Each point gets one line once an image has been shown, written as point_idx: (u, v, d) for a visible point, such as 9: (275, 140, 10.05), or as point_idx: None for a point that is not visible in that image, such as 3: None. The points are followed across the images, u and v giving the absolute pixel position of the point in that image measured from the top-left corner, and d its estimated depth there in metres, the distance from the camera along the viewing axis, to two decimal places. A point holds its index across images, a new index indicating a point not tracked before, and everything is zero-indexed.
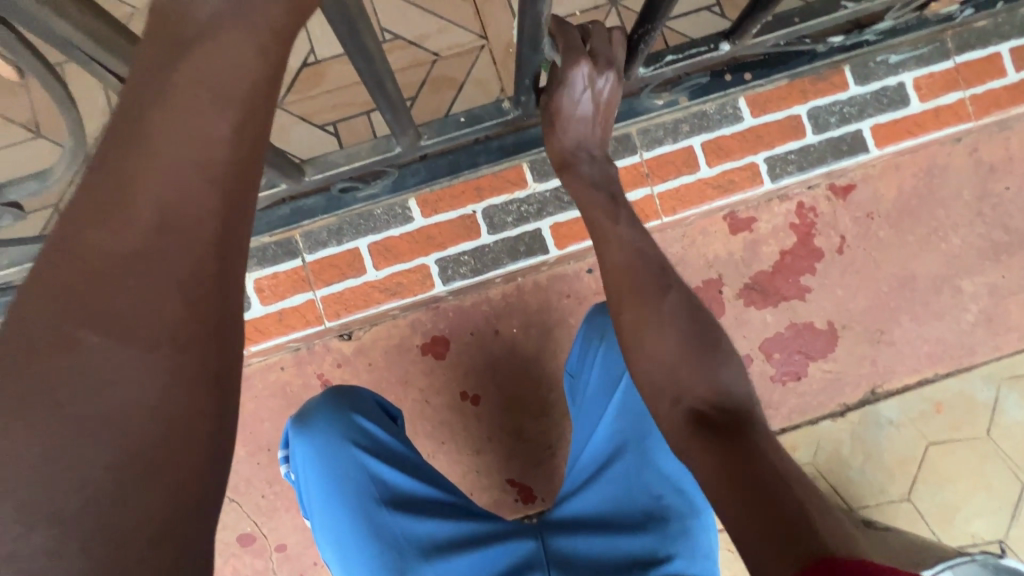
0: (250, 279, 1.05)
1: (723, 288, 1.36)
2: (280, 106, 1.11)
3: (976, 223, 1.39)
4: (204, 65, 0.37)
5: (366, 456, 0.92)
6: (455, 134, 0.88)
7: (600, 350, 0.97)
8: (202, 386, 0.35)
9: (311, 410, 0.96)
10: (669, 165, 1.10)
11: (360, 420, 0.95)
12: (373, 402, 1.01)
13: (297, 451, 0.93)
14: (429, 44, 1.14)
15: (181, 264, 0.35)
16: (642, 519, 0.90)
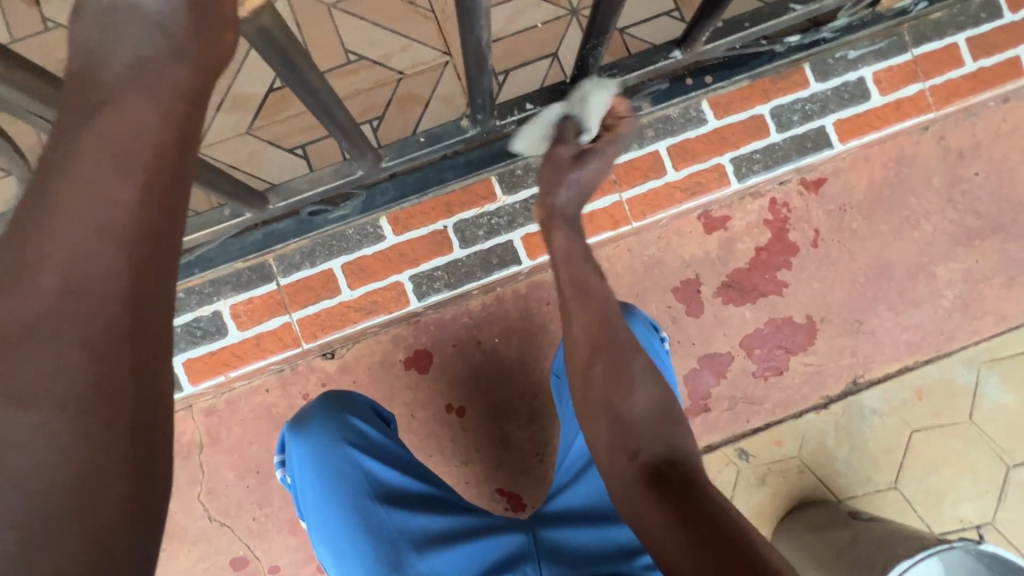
0: (226, 305, 1.05)
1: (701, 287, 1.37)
2: (248, 132, 1.12)
3: (947, 210, 1.40)
4: (111, 125, 0.38)
5: (360, 453, 0.91)
6: (416, 155, 0.88)
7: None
8: (118, 444, 0.35)
9: (305, 413, 0.95)
10: (636, 171, 1.11)
11: (355, 420, 0.94)
12: (367, 406, 0.99)
13: (291, 453, 0.91)
14: (394, 63, 1.15)
15: (91, 322, 0.36)
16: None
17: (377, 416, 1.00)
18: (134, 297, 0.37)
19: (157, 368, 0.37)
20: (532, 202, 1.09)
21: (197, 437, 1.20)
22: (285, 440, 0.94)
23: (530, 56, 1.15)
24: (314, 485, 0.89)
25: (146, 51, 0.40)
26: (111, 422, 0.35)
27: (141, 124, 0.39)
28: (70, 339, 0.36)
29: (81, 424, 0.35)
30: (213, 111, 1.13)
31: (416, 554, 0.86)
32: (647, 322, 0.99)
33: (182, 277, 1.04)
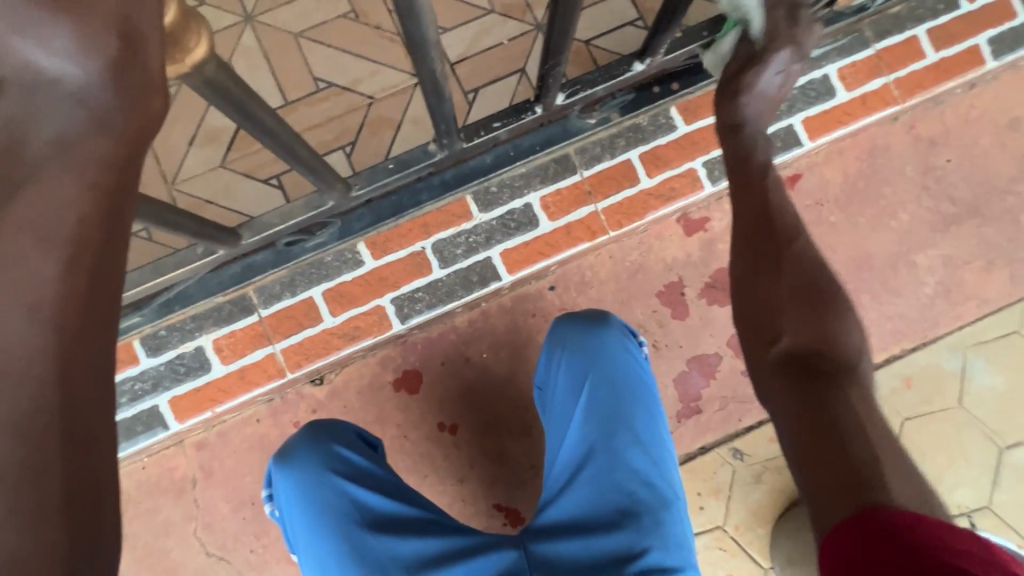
0: (209, 340, 1.05)
1: (685, 289, 1.22)
2: (222, 165, 1.12)
3: (923, 197, 1.42)
4: (33, 203, 0.37)
5: (345, 481, 0.90)
6: (386, 181, 0.89)
7: (563, 358, 0.97)
8: (53, 529, 0.33)
9: (290, 447, 0.93)
10: (609, 181, 1.12)
11: (339, 449, 0.93)
12: (353, 433, 0.97)
13: (278, 485, 0.91)
14: (363, 88, 1.16)
15: (15, 406, 0.34)
16: (616, 517, 0.87)
17: (365, 441, 0.98)
18: (63, 383, 0.35)
19: (96, 447, 0.35)
20: (509, 218, 1.09)
21: (190, 471, 1.15)
22: (273, 474, 0.93)
23: (499, 73, 1.16)
24: (301, 519, 0.88)
25: (66, 126, 0.38)
26: (39, 510, 0.33)
27: (63, 202, 0.37)
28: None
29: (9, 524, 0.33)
30: (185, 147, 1.13)
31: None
32: (623, 330, 0.98)
33: (162, 315, 1.04)
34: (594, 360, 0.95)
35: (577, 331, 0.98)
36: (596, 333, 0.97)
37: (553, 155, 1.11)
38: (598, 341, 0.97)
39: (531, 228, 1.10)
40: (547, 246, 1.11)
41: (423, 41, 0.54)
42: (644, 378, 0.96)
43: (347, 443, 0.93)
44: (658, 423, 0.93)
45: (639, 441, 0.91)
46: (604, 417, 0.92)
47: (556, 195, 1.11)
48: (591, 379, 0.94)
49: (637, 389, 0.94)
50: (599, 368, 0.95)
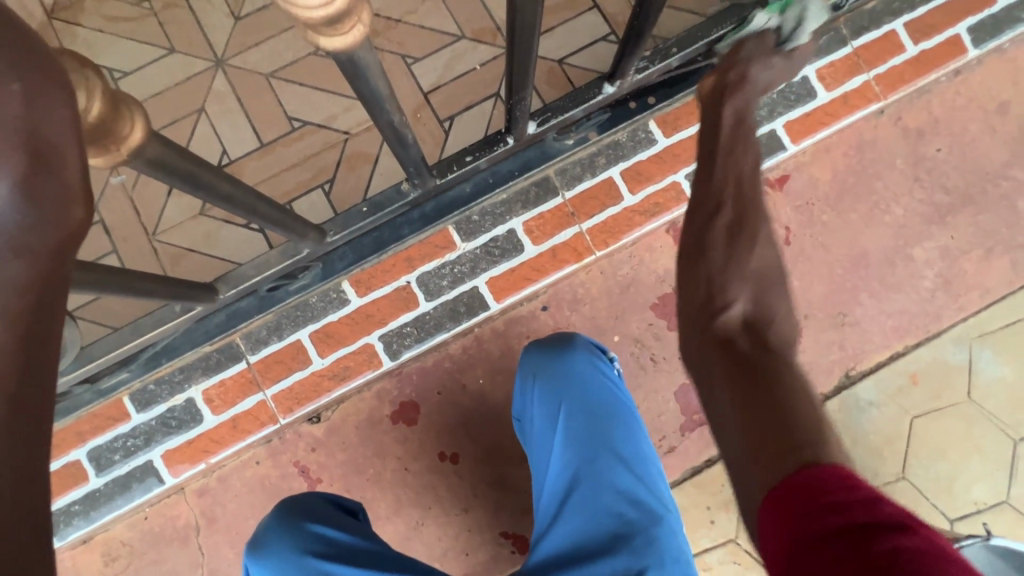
0: (198, 391, 1.04)
1: None
2: (202, 212, 1.11)
3: (915, 189, 1.39)
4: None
5: (324, 561, 0.87)
6: (361, 224, 0.88)
7: (534, 387, 0.95)
8: None
9: (262, 533, 0.91)
10: (592, 200, 1.10)
11: (314, 526, 0.90)
12: (323, 501, 0.95)
13: (255, 574, 0.88)
14: (338, 124, 1.15)
15: None
16: (609, 542, 0.84)
17: (338, 508, 0.96)
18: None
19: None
20: (493, 245, 1.08)
21: (193, 518, 1.13)
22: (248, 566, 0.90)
23: (473, 100, 1.15)
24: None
25: None
26: None
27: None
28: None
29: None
30: (164, 197, 1.12)
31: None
32: (589, 348, 0.98)
33: (150, 369, 1.03)
34: (565, 384, 0.94)
35: (544, 359, 0.98)
36: (563, 355, 0.96)
37: (533, 179, 1.09)
38: (566, 364, 0.95)
39: (516, 253, 1.09)
40: (533, 271, 1.09)
41: (378, 94, 0.52)
42: (617, 392, 0.95)
43: (323, 520, 0.91)
44: (636, 436, 0.92)
45: (620, 458, 0.89)
46: (582, 439, 0.91)
47: (539, 219, 1.09)
48: (564, 402, 0.93)
49: (609, 406, 0.93)
50: (571, 390, 0.94)
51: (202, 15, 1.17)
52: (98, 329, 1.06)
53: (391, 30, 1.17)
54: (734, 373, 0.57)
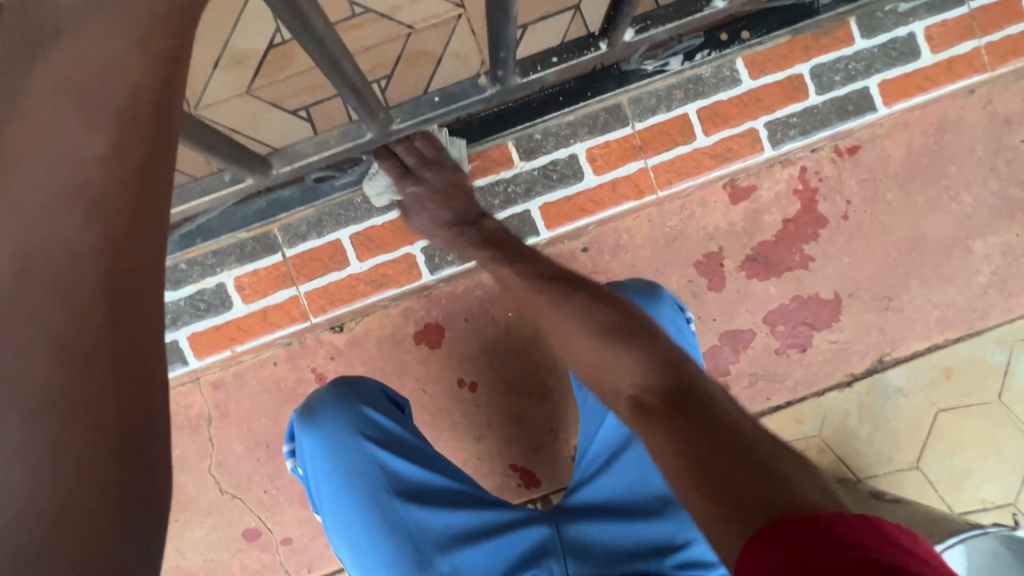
0: (230, 277, 1.00)
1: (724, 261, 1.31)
2: (248, 92, 1.04)
3: (989, 179, 1.32)
4: (63, 60, 0.38)
5: (377, 449, 0.86)
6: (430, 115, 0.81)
7: None
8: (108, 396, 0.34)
9: (314, 403, 0.89)
10: (663, 135, 1.03)
11: (368, 412, 0.88)
12: (379, 392, 0.93)
13: (302, 443, 0.86)
14: (402, 16, 1.06)
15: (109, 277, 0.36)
16: (657, 504, 0.84)
17: (390, 401, 0.94)
18: (109, 272, 0.36)
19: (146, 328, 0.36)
20: (552, 168, 1.02)
21: (205, 409, 1.12)
22: (295, 430, 0.89)
23: (550, 9, 1.05)
24: (326, 485, 0.85)
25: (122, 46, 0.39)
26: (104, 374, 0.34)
27: (106, 72, 0.39)
28: (27, 332, 0.34)
29: (47, 449, 0.33)
30: (210, 69, 1.05)
31: (440, 554, 0.82)
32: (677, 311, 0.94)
33: (183, 248, 0.99)
34: None
35: None
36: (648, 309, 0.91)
37: (603, 104, 1.02)
38: None
39: (575, 181, 1.03)
40: (590, 202, 1.03)
41: None
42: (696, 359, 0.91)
43: (378, 407, 0.89)
44: None
45: None
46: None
47: (604, 147, 1.03)
48: None
49: None
50: None
51: None
52: None
53: None
54: (670, 433, 0.53)
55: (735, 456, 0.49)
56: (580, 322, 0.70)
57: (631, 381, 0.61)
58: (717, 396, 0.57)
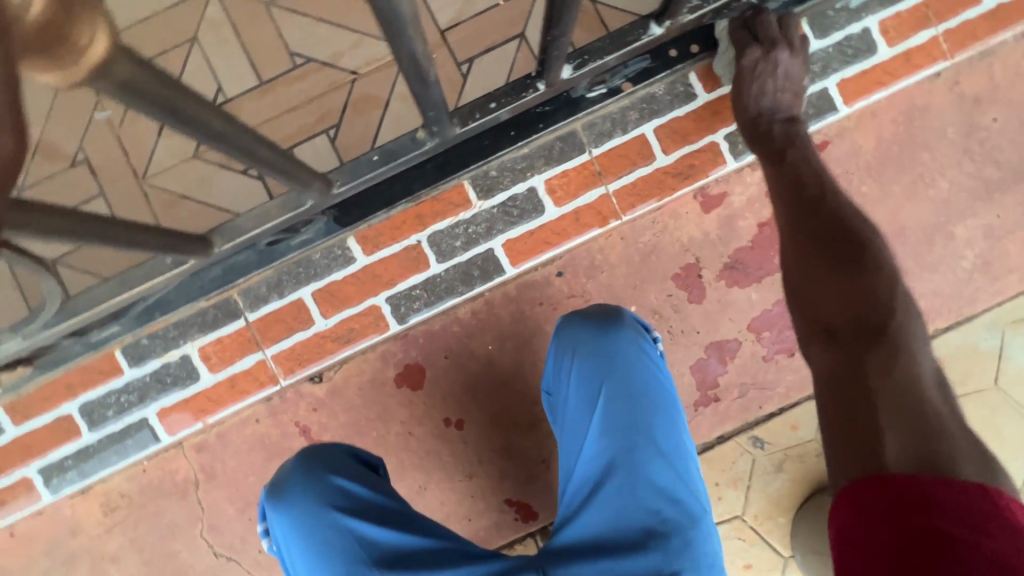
0: (194, 348, 0.98)
1: (704, 271, 1.09)
2: (195, 156, 1.02)
3: (964, 161, 1.19)
4: None
5: (350, 518, 0.83)
6: (371, 175, 0.79)
7: (575, 364, 0.89)
8: None
9: (281, 479, 0.87)
10: (622, 159, 1.01)
11: (336, 480, 0.86)
12: (346, 454, 0.91)
13: (274, 523, 0.84)
14: (345, 62, 1.03)
15: None
16: (642, 538, 0.80)
17: (361, 463, 0.92)
18: None
19: None
20: (512, 204, 1.00)
21: (191, 473, 1.01)
22: (266, 510, 0.87)
23: (494, 40, 1.03)
24: (304, 558, 0.83)
25: None
26: None
27: None
28: None
29: None
30: (154, 136, 1.03)
31: None
32: (640, 333, 0.90)
33: (142, 324, 0.96)
34: (607, 363, 0.87)
35: (588, 333, 0.89)
36: (610, 335, 0.89)
37: (558, 132, 1.00)
38: (611, 344, 0.88)
39: (537, 215, 1.00)
40: (554, 235, 1.01)
41: (405, 20, 0.44)
42: (664, 380, 0.88)
43: (345, 473, 0.87)
44: (679, 431, 0.86)
45: (662, 452, 0.84)
46: (623, 430, 0.84)
47: (563, 177, 1.00)
48: (606, 387, 0.86)
49: (656, 394, 0.86)
50: (614, 372, 0.87)
51: None
52: (88, 279, 1.00)
53: None
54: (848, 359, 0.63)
55: (898, 412, 0.57)
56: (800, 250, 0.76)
57: (839, 316, 0.67)
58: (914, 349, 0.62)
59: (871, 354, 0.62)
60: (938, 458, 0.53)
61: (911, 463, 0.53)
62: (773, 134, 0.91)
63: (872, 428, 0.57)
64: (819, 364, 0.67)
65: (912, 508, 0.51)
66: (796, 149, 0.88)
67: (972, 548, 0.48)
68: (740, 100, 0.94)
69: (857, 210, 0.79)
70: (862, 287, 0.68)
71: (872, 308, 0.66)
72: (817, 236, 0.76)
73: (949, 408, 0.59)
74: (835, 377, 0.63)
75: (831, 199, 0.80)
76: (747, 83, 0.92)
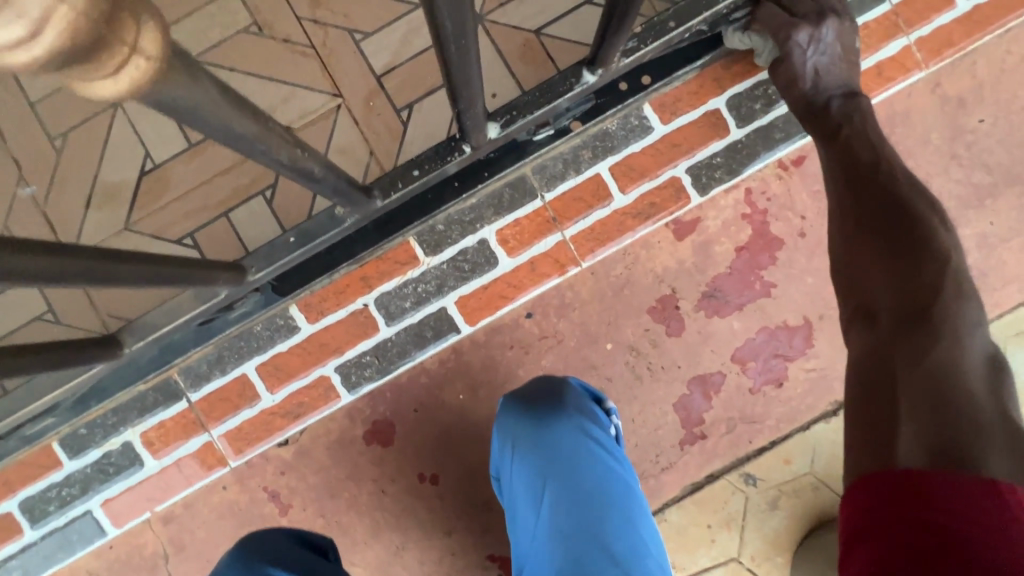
0: (136, 435, 0.93)
1: (680, 302, 0.99)
2: (126, 228, 0.96)
3: (951, 168, 1.07)
4: None
5: None
6: (287, 257, 0.80)
7: (515, 460, 0.84)
8: None
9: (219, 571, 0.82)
10: (577, 203, 0.94)
11: (274, 568, 0.80)
12: (291, 539, 0.85)
13: None
14: (278, 117, 0.97)
15: None
16: None
17: (309, 548, 0.86)
18: None
19: None
20: (462, 259, 0.93)
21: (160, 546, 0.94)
22: None
23: (434, 82, 0.97)
24: None
25: None
26: None
27: None
28: None
29: None
30: (83, 209, 0.97)
31: None
32: (580, 414, 0.84)
33: (78, 414, 0.91)
34: (547, 458, 0.83)
35: (526, 426, 0.85)
36: (548, 426, 0.84)
37: (507, 179, 0.93)
38: (551, 435, 0.84)
39: (489, 268, 0.94)
40: (509, 287, 0.95)
41: (252, 139, 0.39)
42: (612, 471, 0.82)
43: (285, 560, 0.81)
44: (634, 528, 0.79)
45: (613, 556, 0.77)
46: (568, 533, 0.79)
47: (515, 226, 0.94)
48: (548, 486, 0.81)
49: (603, 487, 0.81)
50: (556, 467, 0.83)
51: None
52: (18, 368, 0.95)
53: None
54: (876, 343, 0.60)
55: (917, 396, 0.53)
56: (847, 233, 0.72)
57: (886, 297, 0.63)
58: (963, 338, 0.56)
59: (911, 335, 0.57)
60: (961, 451, 0.48)
61: (922, 454, 0.49)
62: (830, 110, 0.81)
63: (893, 418, 0.53)
64: (854, 339, 0.64)
65: (911, 500, 0.47)
66: (860, 122, 0.80)
67: (971, 550, 0.43)
68: (790, 83, 0.85)
69: (911, 187, 0.71)
70: (918, 270, 0.62)
71: (916, 287, 0.61)
72: (868, 212, 0.70)
73: (999, 399, 0.53)
74: (871, 364, 0.59)
75: (886, 170, 0.73)
76: (790, 60, 0.83)
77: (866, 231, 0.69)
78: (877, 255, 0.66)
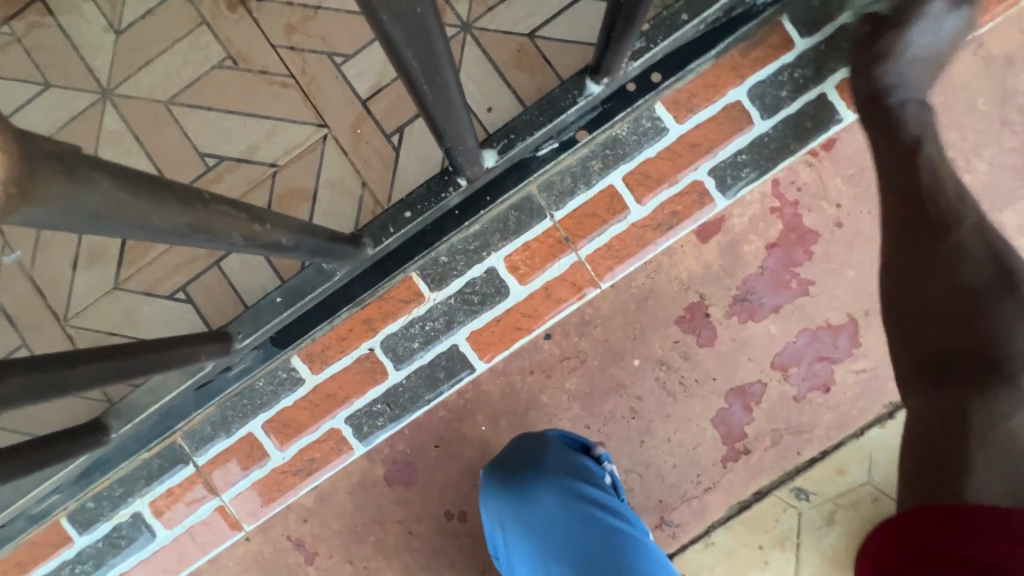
0: (144, 504, 0.88)
1: (711, 309, 0.90)
2: (116, 288, 0.92)
3: (1004, 136, 0.95)
4: None
5: None
6: (270, 319, 0.84)
7: (511, 541, 0.80)
8: None
9: None
10: (590, 219, 0.86)
11: None
12: None
13: None
14: (262, 154, 0.91)
15: None
16: None
17: None
18: None
19: None
20: (470, 292, 0.86)
21: None
22: None
23: None
24: None
25: None
26: None
27: None
28: None
29: None
30: (70, 271, 0.93)
31: None
32: (559, 475, 0.81)
33: (84, 487, 0.87)
34: (545, 534, 0.79)
35: (512, 505, 0.80)
36: (534, 499, 0.80)
37: (510, 201, 0.86)
38: (539, 510, 0.80)
39: (500, 298, 0.86)
40: (524, 317, 0.87)
41: (182, 230, 0.33)
42: (612, 532, 0.78)
43: None
44: None
45: None
46: None
47: (524, 250, 0.86)
48: (553, 562, 0.78)
49: (608, 553, 0.77)
50: (558, 541, 0.79)
51: (76, 33, 0.93)
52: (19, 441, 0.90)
53: (310, 22, 0.91)
54: (953, 395, 0.64)
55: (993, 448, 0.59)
56: (902, 269, 0.74)
57: (954, 344, 0.67)
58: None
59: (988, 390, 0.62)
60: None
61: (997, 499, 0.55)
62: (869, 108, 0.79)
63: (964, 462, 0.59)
64: (918, 389, 0.69)
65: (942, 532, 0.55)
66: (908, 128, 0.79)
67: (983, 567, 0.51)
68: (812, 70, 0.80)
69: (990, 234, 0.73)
70: (986, 324, 0.66)
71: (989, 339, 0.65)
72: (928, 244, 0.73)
73: None
74: (934, 419, 0.64)
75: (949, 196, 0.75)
76: None
77: (920, 274, 0.72)
78: (949, 303, 0.69)
